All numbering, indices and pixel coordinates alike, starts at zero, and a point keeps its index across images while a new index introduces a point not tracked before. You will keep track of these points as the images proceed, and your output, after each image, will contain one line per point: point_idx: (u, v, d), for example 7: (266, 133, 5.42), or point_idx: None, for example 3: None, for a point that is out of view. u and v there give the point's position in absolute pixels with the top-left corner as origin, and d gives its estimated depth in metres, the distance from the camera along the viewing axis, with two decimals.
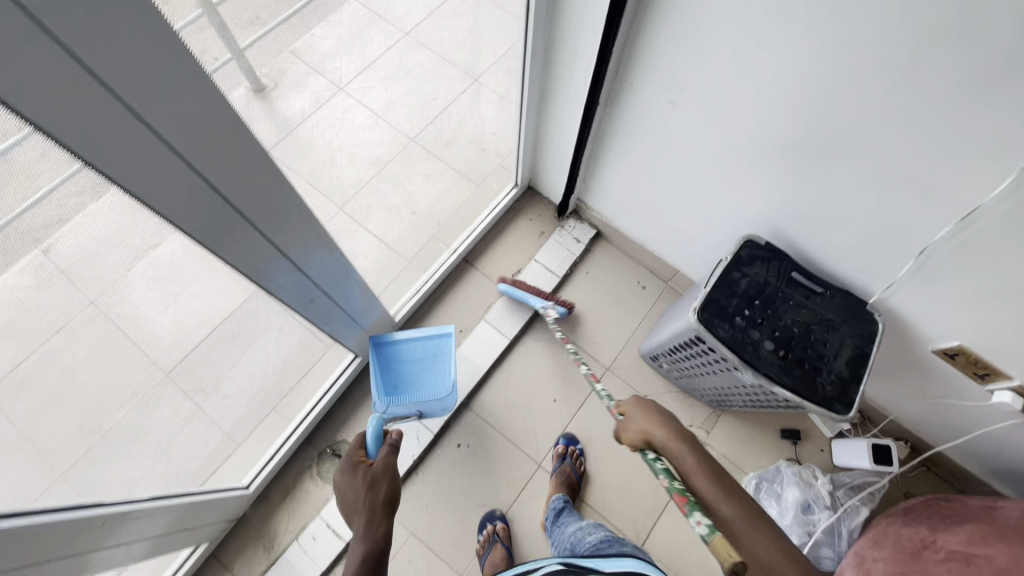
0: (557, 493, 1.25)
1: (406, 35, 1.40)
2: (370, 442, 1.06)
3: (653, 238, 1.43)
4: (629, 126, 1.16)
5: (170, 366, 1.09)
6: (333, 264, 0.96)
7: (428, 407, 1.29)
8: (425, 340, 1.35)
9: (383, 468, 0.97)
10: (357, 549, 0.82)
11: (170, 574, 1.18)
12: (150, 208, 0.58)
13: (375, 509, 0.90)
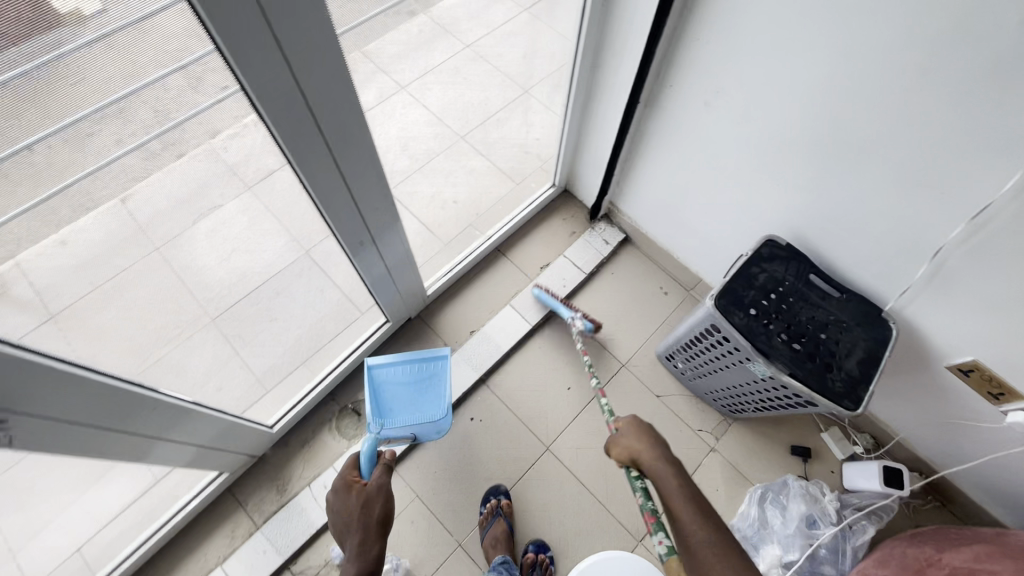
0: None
1: (467, 47, 1.58)
2: (366, 463, 1.10)
3: (679, 244, 1.50)
4: (664, 129, 1.26)
5: (217, 313, 1.25)
6: (385, 212, 1.08)
7: (421, 430, 1.30)
8: (420, 363, 1.33)
9: (376, 488, 1.00)
10: (350, 567, 0.86)
11: (191, 497, 1.25)
12: (256, 108, 0.71)
13: (368, 529, 0.93)
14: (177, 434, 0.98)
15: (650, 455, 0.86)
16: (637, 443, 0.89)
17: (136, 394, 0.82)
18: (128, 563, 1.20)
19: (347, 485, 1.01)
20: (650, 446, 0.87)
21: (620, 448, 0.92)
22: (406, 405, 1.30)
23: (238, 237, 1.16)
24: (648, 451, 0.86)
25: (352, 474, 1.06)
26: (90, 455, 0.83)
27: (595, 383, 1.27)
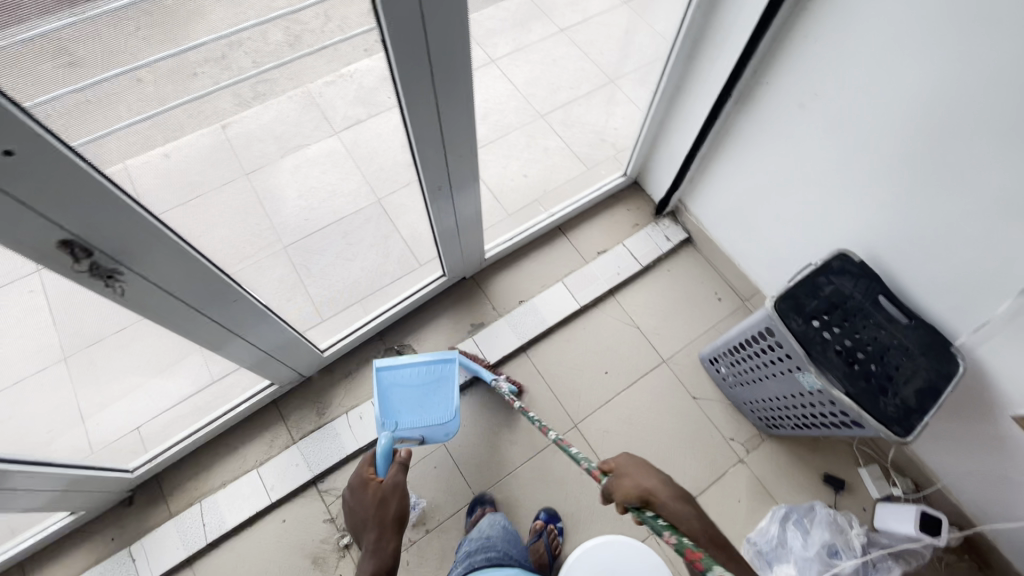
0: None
1: (561, 31, 1.55)
2: (380, 463, 1.05)
3: (743, 251, 1.48)
4: (751, 129, 1.25)
5: (287, 242, 1.26)
6: (467, 164, 1.12)
7: (430, 433, 1.25)
8: (429, 365, 1.30)
9: (392, 485, 0.96)
10: (367, 563, 0.86)
11: (242, 400, 1.35)
12: (382, 32, 0.75)
13: (383, 525, 0.91)
14: (248, 334, 1.06)
15: (663, 493, 0.80)
16: (645, 480, 0.82)
17: (224, 285, 0.90)
18: (179, 447, 1.31)
19: (363, 483, 0.98)
20: (664, 483, 0.81)
21: (625, 484, 0.84)
22: (414, 407, 1.26)
23: (321, 167, 1.20)
24: (660, 489, 0.80)
25: (370, 470, 1.03)
26: (174, 330, 0.92)
27: (551, 435, 1.13)
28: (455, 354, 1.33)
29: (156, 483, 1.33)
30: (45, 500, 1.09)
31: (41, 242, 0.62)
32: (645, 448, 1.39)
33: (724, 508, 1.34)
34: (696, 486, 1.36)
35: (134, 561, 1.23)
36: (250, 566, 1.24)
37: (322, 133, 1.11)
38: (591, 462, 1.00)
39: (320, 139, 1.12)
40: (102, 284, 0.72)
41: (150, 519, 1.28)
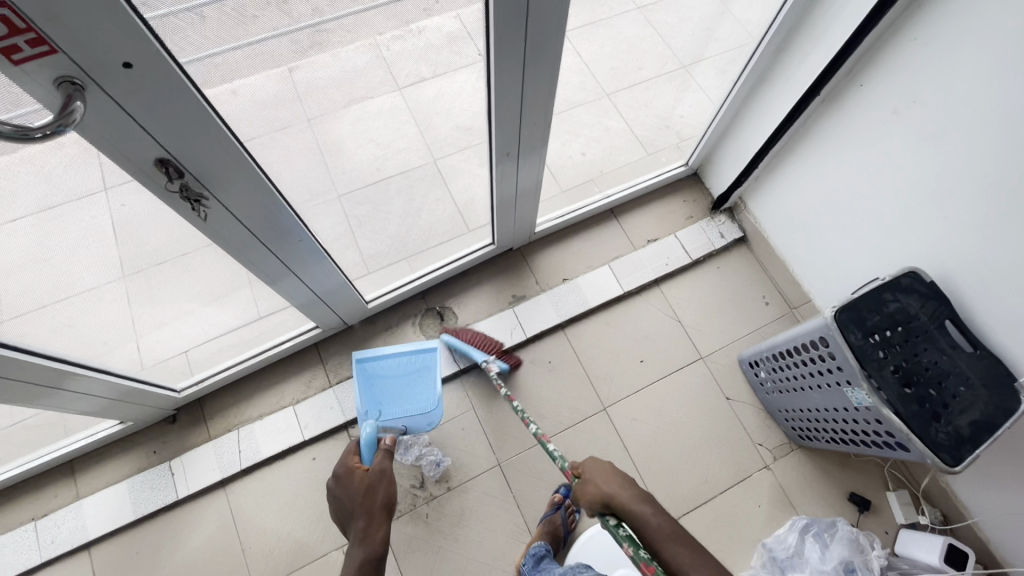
0: (538, 542, 1.21)
1: (636, 10, 1.26)
2: (365, 450, 1.09)
3: (801, 256, 1.44)
4: (835, 130, 1.19)
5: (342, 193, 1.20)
6: (538, 131, 1.10)
7: (413, 422, 1.27)
8: (410, 356, 1.32)
9: (378, 472, 1.02)
10: (356, 553, 0.90)
11: (287, 339, 1.40)
12: None
13: (373, 514, 0.95)
14: (305, 274, 1.09)
15: (624, 495, 0.80)
16: (607, 486, 0.82)
17: (291, 223, 0.92)
18: (225, 374, 1.37)
19: (349, 472, 1.03)
20: (625, 486, 0.81)
21: (588, 493, 0.84)
22: (398, 396, 1.28)
23: (382, 123, 1.14)
24: (623, 493, 0.80)
25: (354, 458, 1.07)
26: (241, 260, 0.96)
27: (534, 429, 1.12)
28: (435, 346, 1.35)
29: (199, 406, 1.39)
30: (99, 406, 1.16)
31: (140, 159, 0.65)
32: (670, 441, 1.39)
33: (742, 510, 1.34)
34: (716, 485, 1.35)
35: (173, 475, 1.30)
36: (277, 496, 1.30)
37: (386, 87, 1.05)
38: (565, 462, 0.99)
39: (382, 94, 1.06)
40: (189, 207, 0.74)
41: (190, 439, 1.35)
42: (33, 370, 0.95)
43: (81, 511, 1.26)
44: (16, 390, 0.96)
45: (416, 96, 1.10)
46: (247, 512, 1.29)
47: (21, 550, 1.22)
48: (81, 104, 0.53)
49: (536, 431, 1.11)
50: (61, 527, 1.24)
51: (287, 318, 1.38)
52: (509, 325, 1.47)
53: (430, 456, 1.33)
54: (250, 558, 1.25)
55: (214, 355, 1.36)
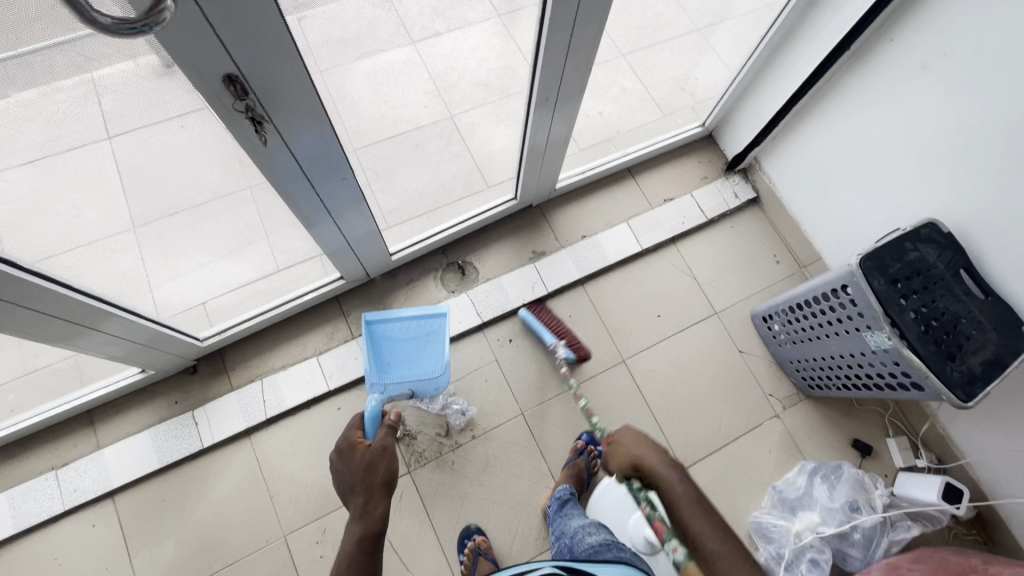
0: (562, 486, 1.24)
1: None
2: (370, 425, 1.01)
3: (815, 215, 1.49)
4: (860, 87, 1.23)
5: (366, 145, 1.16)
6: (580, 77, 1.14)
7: (420, 387, 1.27)
8: (418, 319, 1.29)
9: (379, 450, 0.92)
10: (354, 528, 0.83)
11: (310, 290, 1.39)
12: None
13: (371, 491, 0.87)
14: (340, 217, 1.09)
15: (653, 461, 0.86)
16: (642, 450, 0.87)
17: (336, 159, 0.91)
18: (247, 323, 1.35)
19: (350, 447, 0.94)
20: (654, 453, 0.87)
21: (619, 453, 0.90)
22: (405, 360, 1.27)
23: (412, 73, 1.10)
24: (652, 459, 0.86)
25: (357, 433, 0.98)
26: (282, 196, 0.94)
27: (582, 404, 1.22)
28: (446, 310, 1.29)
29: (220, 356, 1.38)
30: (125, 350, 1.14)
31: (210, 74, 0.63)
32: (686, 391, 1.44)
33: (753, 455, 1.40)
34: (730, 432, 1.41)
35: (196, 424, 1.29)
36: (303, 445, 1.31)
37: (406, 35, 0.99)
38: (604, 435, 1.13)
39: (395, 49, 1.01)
40: (251, 129, 0.73)
41: (212, 389, 1.34)
42: (75, 309, 0.95)
43: (103, 459, 1.25)
44: (52, 327, 0.96)
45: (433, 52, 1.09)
46: (273, 460, 1.29)
47: (42, 498, 1.21)
48: (170, 4, 0.52)
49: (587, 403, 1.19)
50: (84, 476, 1.23)
51: (308, 269, 1.36)
52: (530, 280, 1.49)
53: (455, 405, 1.36)
54: (279, 505, 1.26)
55: (235, 306, 1.34)
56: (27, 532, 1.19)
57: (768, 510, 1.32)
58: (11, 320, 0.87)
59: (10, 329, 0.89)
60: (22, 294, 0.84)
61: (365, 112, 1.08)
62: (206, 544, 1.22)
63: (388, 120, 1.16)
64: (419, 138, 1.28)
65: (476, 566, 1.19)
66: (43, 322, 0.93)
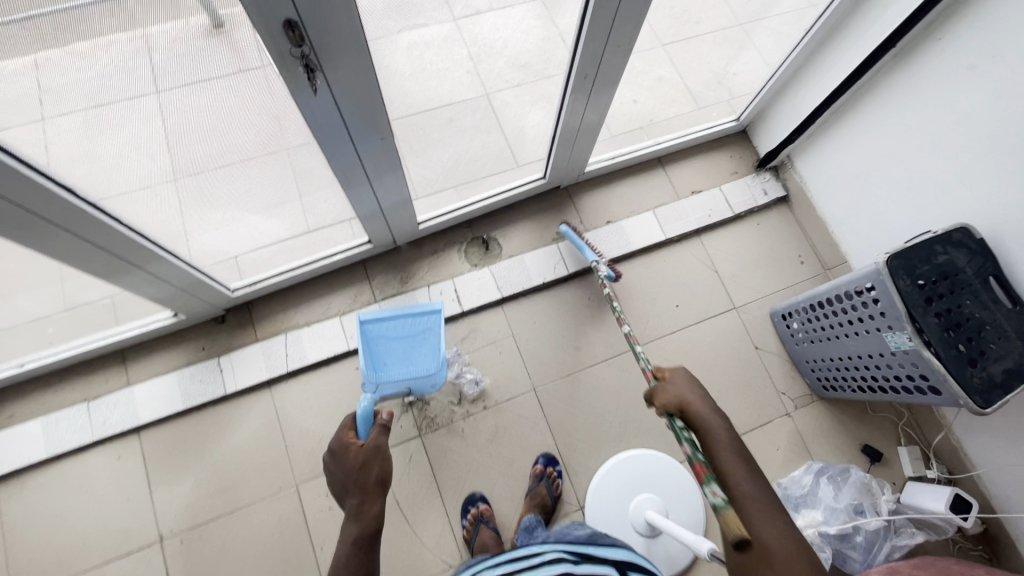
0: (529, 515, 1.22)
1: None
2: (362, 425, 0.94)
3: (845, 217, 1.48)
4: (901, 88, 1.21)
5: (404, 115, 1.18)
6: (618, 62, 1.14)
7: (416, 384, 1.27)
8: (413, 317, 1.28)
9: (373, 448, 0.83)
10: (350, 528, 0.72)
11: (339, 251, 1.43)
12: None
13: (366, 490, 0.77)
14: (376, 181, 1.13)
15: (699, 406, 0.81)
16: (687, 392, 0.84)
17: (377, 117, 0.93)
18: (277, 279, 1.40)
19: (343, 447, 0.86)
20: (704, 399, 0.83)
21: (667, 392, 0.86)
22: (400, 359, 1.27)
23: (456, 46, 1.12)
24: (696, 402, 0.82)
25: (351, 434, 0.90)
26: (323, 151, 0.97)
27: (625, 330, 1.21)
28: (440, 307, 1.28)
29: (248, 308, 1.42)
30: (166, 293, 1.21)
31: (270, 18, 0.66)
32: (698, 381, 1.45)
33: (761, 451, 1.40)
34: (740, 426, 1.42)
35: (222, 371, 1.34)
36: (321, 400, 1.35)
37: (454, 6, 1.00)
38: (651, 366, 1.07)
39: (435, 23, 1.03)
40: (304, 76, 0.76)
41: (238, 339, 1.39)
42: (114, 240, 1.00)
43: (132, 396, 1.31)
44: (101, 259, 1.02)
45: (470, 30, 1.10)
46: (292, 412, 1.33)
47: (73, 429, 1.27)
48: None
49: (629, 331, 1.20)
50: (112, 410, 1.29)
51: (338, 231, 1.40)
52: (552, 260, 1.51)
53: (469, 375, 1.40)
54: (293, 454, 1.30)
55: (267, 261, 1.39)
56: (57, 457, 1.26)
57: None
58: (52, 242, 0.93)
59: (53, 254, 0.96)
60: (60, 214, 0.89)
61: (406, 79, 1.09)
62: (222, 486, 1.27)
63: (427, 89, 1.18)
64: (454, 112, 1.30)
65: (477, 534, 1.21)
66: (83, 250, 0.98)
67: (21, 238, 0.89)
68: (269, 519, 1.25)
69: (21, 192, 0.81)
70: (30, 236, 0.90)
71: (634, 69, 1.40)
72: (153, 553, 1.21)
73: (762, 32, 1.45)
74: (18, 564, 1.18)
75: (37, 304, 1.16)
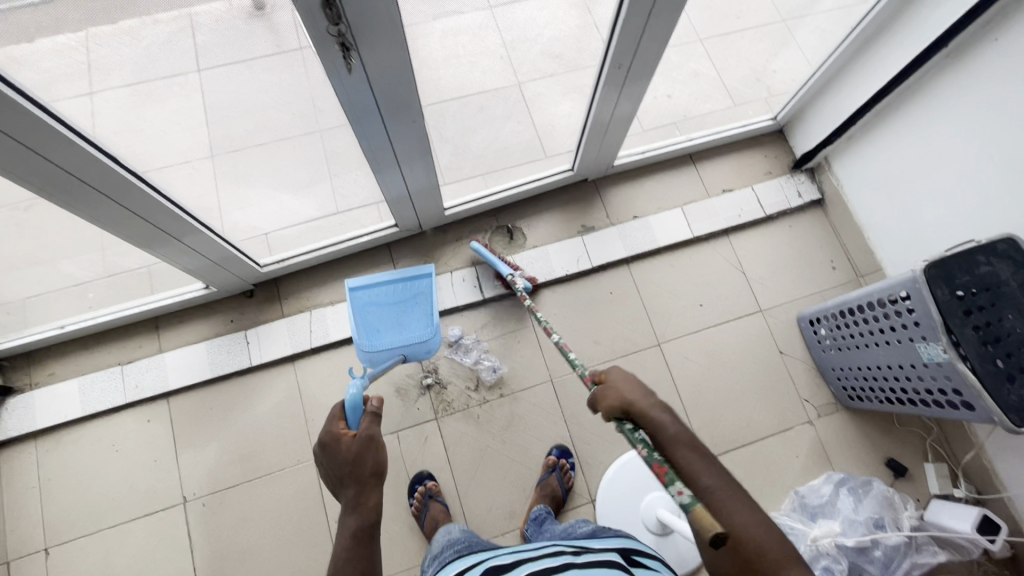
0: (538, 507, 1.21)
1: None
2: (351, 416, 0.93)
3: (882, 223, 1.43)
4: (951, 91, 1.16)
5: (436, 101, 1.19)
6: (654, 53, 1.11)
7: (411, 351, 1.27)
8: (402, 284, 1.31)
9: (368, 438, 0.79)
10: (349, 522, 0.71)
11: (366, 233, 1.45)
12: None
13: (363, 482, 0.75)
14: (406, 165, 1.14)
15: (645, 403, 0.75)
16: (631, 392, 0.78)
17: (409, 99, 0.94)
18: (304, 257, 1.43)
19: (335, 439, 0.80)
20: (644, 394, 0.77)
21: (609, 395, 0.80)
22: (393, 325, 1.27)
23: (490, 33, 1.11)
24: (640, 400, 0.76)
25: (341, 425, 0.84)
26: (357, 134, 0.99)
27: (557, 338, 1.13)
28: (430, 271, 1.34)
29: (275, 284, 1.46)
30: (200, 265, 1.24)
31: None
32: (717, 383, 1.43)
33: (780, 457, 1.37)
34: (759, 430, 1.39)
35: (248, 343, 1.38)
36: (341, 378, 1.38)
37: None
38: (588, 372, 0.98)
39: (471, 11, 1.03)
40: (339, 54, 0.77)
41: (265, 313, 1.43)
42: (160, 215, 1.05)
43: (163, 363, 1.36)
44: (144, 229, 1.06)
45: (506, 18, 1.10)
46: (313, 388, 1.37)
47: (107, 390, 1.33)
48: None
49: (560, 338, 1.12)
50: (144, 375, 1.34)
51: (364, 213, 1.42)
52: (576, 253, 1.50)
53: (488, 362, 1.41)
54: (312, 429, 1.34)
55: (295, 239, 1.42)
56: (92, 416, 1.32)
57: (786, 513, 1.30)
58: (103, 212, 0.97)
59: (101, 221, 1.00)
60: (113, 187, 0.93)
61: (438, 65, 1.10)
62: (243, 455, 1.31)
63: (458, 77, 1.18)
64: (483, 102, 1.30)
65: (427, 509, 1.24)
66: (128, 220, 1.02)
67: (73, 206, 0.93)
68: (287, 489, 1.29)
69: (81, 163, 0.85)
70: (85, 206, 0.94)
71: (668, 63, 1.38)
72: (176, 513, 1.26)
73: (804, 29, 1.41)
74: (53, 514, 1.25)
75: (79, 269, 1.22)
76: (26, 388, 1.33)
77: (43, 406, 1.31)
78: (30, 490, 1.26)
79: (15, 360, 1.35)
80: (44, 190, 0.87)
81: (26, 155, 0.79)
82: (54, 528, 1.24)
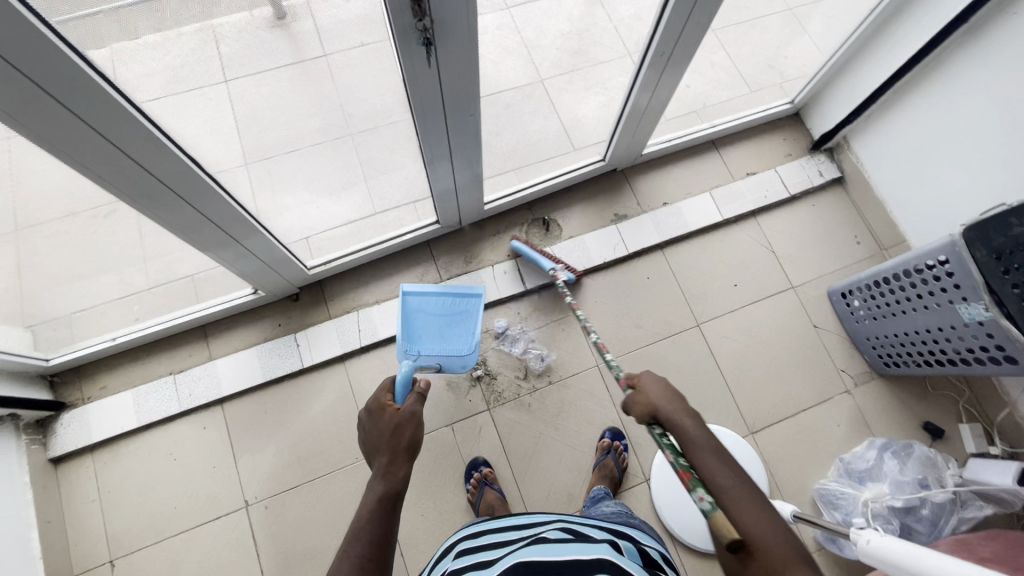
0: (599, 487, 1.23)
1: None
2: (399, 390, 0.99)
3: (904, 196, 1.49)
4: (967, 67, 1.22)
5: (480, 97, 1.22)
6: (694, 40, 1.15)
7: (448, 363, 1.27)
8: (452, 298, 1.32)
9: (410, 414, 0.80)
10: (375, 487, 0.70)
11: (409, 232, 1.48)
12: None
13: (397, 452, 0.75)
14: (456, 160, 1.17)
15: (669, 409, 0.73)
16: (656, 397, 0.75)
17: (469, 94, 0.97)
18: (350, 258, 1.45)
19: (381, 407, 0.83)
20: (672, 399, 0.74)
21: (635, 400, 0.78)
22: (435, 334, 1.29)
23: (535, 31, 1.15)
24: (662, 404, 0.74)
25: (389, 397, 0.88)
26: (418, 129, 1.03)
27: (592, 338, 1.12)
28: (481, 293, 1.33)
29: (319, 287, 1.48)
30: (255, 268, 1.26)
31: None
32: (757, 359, 1.47)
33: (823, 427, 1.42)
34: (800, 402, 1.44)
35: (298, 346, 1.40)
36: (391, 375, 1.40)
37: None
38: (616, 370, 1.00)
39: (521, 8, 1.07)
40: (420, 49, 0.81)
41: (312, 316, 1.44)
42: (226, 218, 1.07)
43: (215, 370, 1.37)
44: (211, 233, 1.08)
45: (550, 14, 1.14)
46: (365, 387, 1.38)
47: (161, 400, 1.33)
48: None
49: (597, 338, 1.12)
50: (197, 384, 1.35)
51: (406, 212, 1.44)
52: (611, 242, 1.54)
53: (535, 351, 1.44)
54: None
55: (339, 241, 1.44)
56: (150, 427, 1.32)
57: (834, 479, 1.34)
58: (176, 215, 0.99)
59: (171, 225, 1.02)
60: (188, 188, 0.94)
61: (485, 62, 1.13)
62: (301, 456, 1.33)
63: (501, 73, 1.22)
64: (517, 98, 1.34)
65: (482, 495, 1.26)
66: (196, 222, 1.04)
67: (148, 209, 0.95)
68: (347, 487, 1.30)
69: (165, 166, 0.88)
70: (162, 210, 0.96)
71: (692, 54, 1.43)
72: (239, 518, 1.27)
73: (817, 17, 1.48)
74: (116, 527, 1.25)
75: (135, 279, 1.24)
76: (79, 403, 1.33)
77: (98, 420, 1.31)
78: (91, 503, 1.26)
79: (65, 376, 1.35)
80: (128, 197, 0.90)
81: (115, 156, 0.81)
82: (118, 541, 1.24)
